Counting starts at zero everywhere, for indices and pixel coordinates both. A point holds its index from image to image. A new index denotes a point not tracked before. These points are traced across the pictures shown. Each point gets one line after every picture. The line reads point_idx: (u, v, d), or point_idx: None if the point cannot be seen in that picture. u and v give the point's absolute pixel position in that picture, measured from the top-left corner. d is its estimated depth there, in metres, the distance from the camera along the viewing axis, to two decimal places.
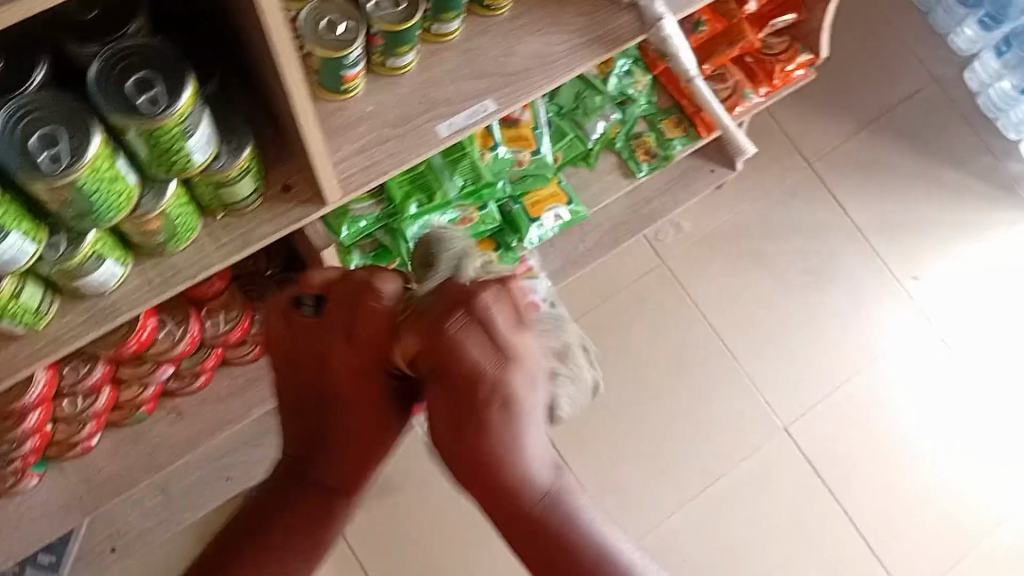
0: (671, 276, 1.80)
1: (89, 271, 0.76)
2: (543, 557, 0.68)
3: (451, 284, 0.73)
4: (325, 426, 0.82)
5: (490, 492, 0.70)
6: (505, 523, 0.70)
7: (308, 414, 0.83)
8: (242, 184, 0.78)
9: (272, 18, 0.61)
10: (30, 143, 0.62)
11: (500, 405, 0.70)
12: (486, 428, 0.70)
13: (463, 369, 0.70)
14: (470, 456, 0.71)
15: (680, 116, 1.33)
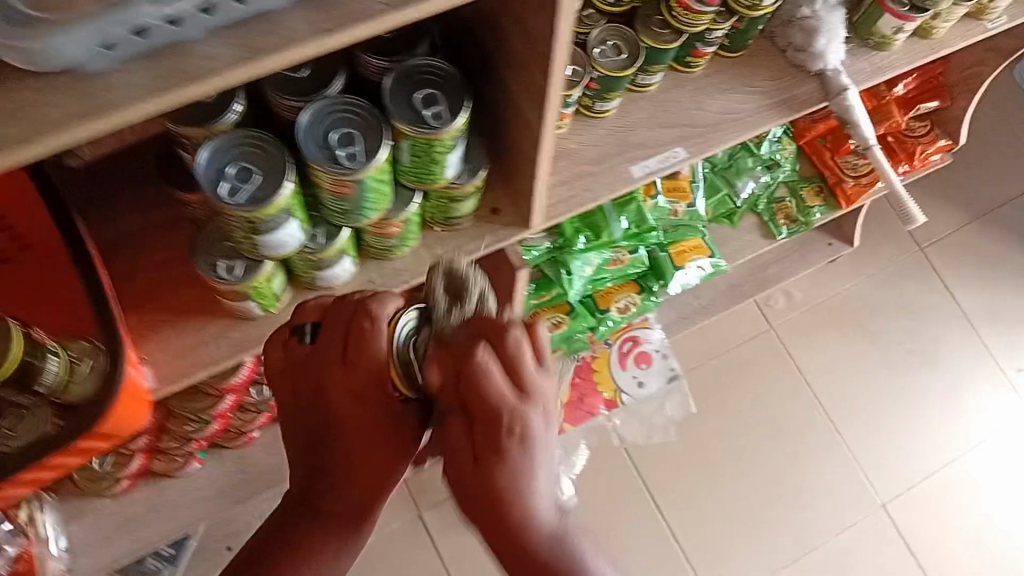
0: (778, 343, 1.80)
1: (331, 262, 0.84)
2: None
3: (480, 318, 0.67)
4: (328, 459, 0.74)
5: (493, 522, 0.66)
6: (505, 552, 0.66)
7: (319, 449, 0.74)
8: (469, 201, 0.88)
9: (560, 53, 0.68)
10: (330, 141, 0.70)
11: (517, 438, 0.64)
12: (495, 467, 0.65)
13: (483, 407, 0.64)
14: (479, 489, 0.65)
15: (821, 185, 1.37)
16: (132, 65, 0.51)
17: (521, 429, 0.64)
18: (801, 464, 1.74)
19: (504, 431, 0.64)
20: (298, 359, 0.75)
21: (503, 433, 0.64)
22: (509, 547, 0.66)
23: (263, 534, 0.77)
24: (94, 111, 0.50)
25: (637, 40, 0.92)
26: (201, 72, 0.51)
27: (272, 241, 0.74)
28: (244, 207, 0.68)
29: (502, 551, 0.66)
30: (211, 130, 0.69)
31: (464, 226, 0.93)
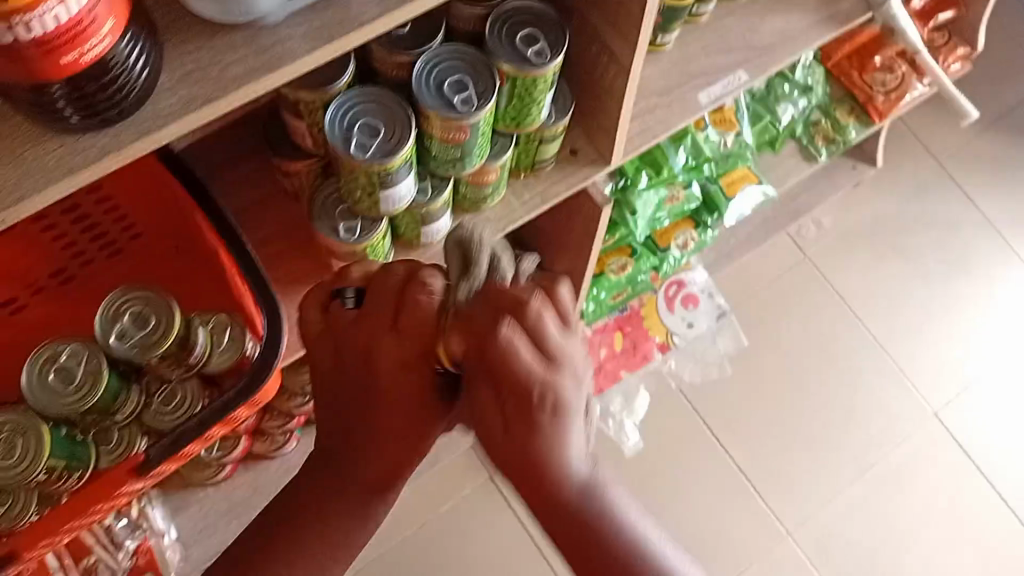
0: (816, 271, 1.82)
1: (435, 216, 0.87)
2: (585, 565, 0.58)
3: (493, 286, 0.60)
4: (364, 426, 0.66)
5: (529, 496, 0.59)
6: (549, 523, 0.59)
7: (346, 423, 0.67)
8: (553, 144, 0.90)
9: None
10: (444, 91, 0.73)
11: (548, 410, 0.57)
12: (526, 436, 0.58)
13: (507, 374, 0.57)
14: (512, 459, 0.59)
15: (853, 105, 1.39)
16: (299, 17, 0.53)
17: (551, 398, 0.57)
18: (852, 385, 1.75)
19: (537, 406, 0.57)
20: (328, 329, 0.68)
21: (532, 402, 0.57)
22: (550, 521, 0.59)
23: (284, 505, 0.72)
24: (270, 64, 0.52)
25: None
26: (364, 19, 0.53)
27: (390, 198, 0.76)
28: (369, 161, 0.71)
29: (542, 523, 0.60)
30: (331, 91, 0.72)
31: (547, 171, 0.95)
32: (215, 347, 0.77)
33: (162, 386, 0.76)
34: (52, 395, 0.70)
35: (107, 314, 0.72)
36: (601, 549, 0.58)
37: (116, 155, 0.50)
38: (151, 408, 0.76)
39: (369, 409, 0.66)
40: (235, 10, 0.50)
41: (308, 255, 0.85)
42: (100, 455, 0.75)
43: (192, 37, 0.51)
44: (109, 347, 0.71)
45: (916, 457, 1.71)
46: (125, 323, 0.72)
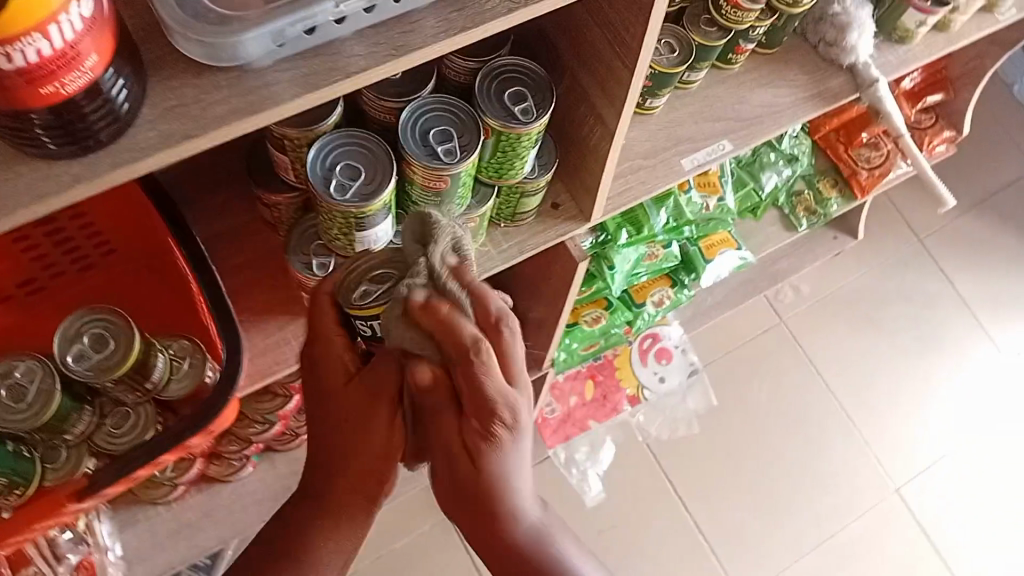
0: (789, 336, 1.83)
1: None
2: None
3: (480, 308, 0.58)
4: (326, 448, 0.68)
5: (482, 524, 0.62)
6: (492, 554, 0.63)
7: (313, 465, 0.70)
8: (534, 197, 0.91)
9: (645, 52, 0.72)
10: (428, 140, 0.73)
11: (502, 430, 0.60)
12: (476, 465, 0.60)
13: (474, 392, 0.58)
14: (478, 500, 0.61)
15: (835, 178, 1.42)
16: (286, 63, 0.53)
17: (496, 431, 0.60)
18: (817, 454, 1.75)
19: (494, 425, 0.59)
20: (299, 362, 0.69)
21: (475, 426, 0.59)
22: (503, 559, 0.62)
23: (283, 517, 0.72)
24: (254, 106, 0.52)
25: (687, 37, 0.96)
26: (352, 69, 0.54)
27: (366, 241, 0.76)
28: (347, 203, 0.71)
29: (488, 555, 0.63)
30: (315, 130, 0.72)
31: (528, 221, 0.96)
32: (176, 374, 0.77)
33: (116, 407, 0.76)
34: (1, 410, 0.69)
35: (68, 333, 0.71)
36: None
37: (87, 183, 0.49)
38: (101, 430, 0.76)
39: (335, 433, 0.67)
40: (223, 56, 0.51)
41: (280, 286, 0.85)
42: (45, 472, 0.74)
43: (177, 73, 0.52)
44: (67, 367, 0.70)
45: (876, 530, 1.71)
46: (84, 343, 0.71)
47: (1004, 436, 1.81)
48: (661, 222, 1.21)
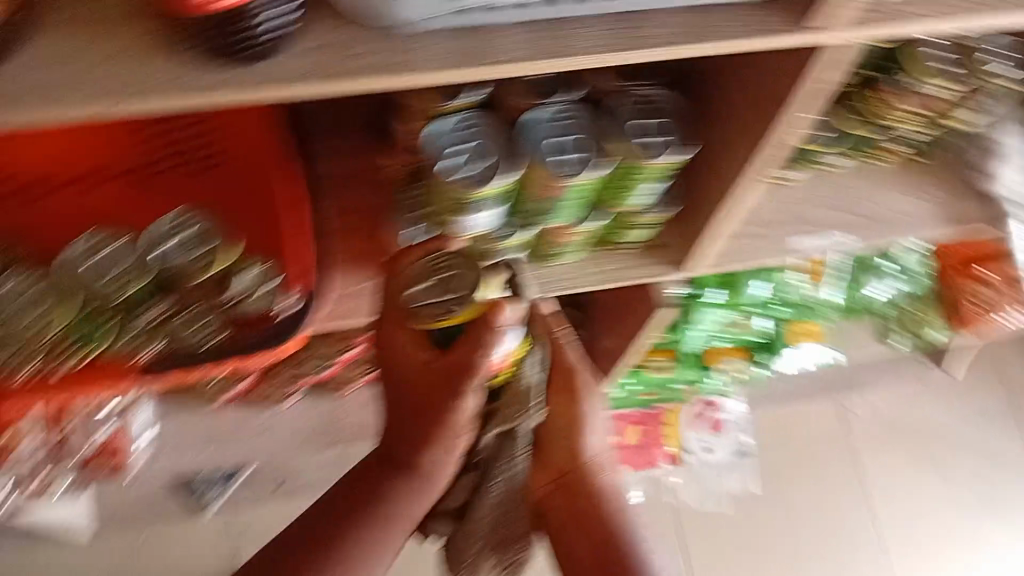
0: (850, 450, 1.75)
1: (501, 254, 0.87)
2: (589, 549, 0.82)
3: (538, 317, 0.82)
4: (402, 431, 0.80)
5: (565, 501, 0.85)
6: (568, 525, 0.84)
7: (403, 436, 0.80)
8: (640, 232, 0.89)
9: (789, 126, 0.68)
10: (552, 145, 0.73)
11: (586, 393, 0.86)
12: (563, 422, 0.85)
13: (559, 370, 0.85)
14: (562, 463, 0.86)
15: (947, 307, 1.34)
16: (441, 35, 0.55)
17: (580, 395, 0.85)
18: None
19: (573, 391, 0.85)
20: (387, 344, 0.79)
21: (566, 390, 0.85)
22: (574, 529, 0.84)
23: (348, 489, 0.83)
24: (399, 66, 0.53)
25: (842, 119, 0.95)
26: (500, 58, 0.55)
27: (461, 223, 0.77)
28: (456, 183, 0.71)
29: (567, 523, 0.85)
30: (442, 103, 0.73)
31: (627, 249, 0.95)
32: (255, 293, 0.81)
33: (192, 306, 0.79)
34: (91, 280, 0.73)
35: (169, 226, 0.76)
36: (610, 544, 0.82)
37: (224, 93, 0.51)
38: (175, 322, 0.78)
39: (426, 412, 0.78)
40: (379, 22, 0.53)
41: (368, 245, 0.85)
42: (114, 343, 0.77)
43: (339, 14, 0.54)
44: (160, 258, 0.75)
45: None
46: (183, 238, 0.76)
47: None
48: (756, 294, 1.18)
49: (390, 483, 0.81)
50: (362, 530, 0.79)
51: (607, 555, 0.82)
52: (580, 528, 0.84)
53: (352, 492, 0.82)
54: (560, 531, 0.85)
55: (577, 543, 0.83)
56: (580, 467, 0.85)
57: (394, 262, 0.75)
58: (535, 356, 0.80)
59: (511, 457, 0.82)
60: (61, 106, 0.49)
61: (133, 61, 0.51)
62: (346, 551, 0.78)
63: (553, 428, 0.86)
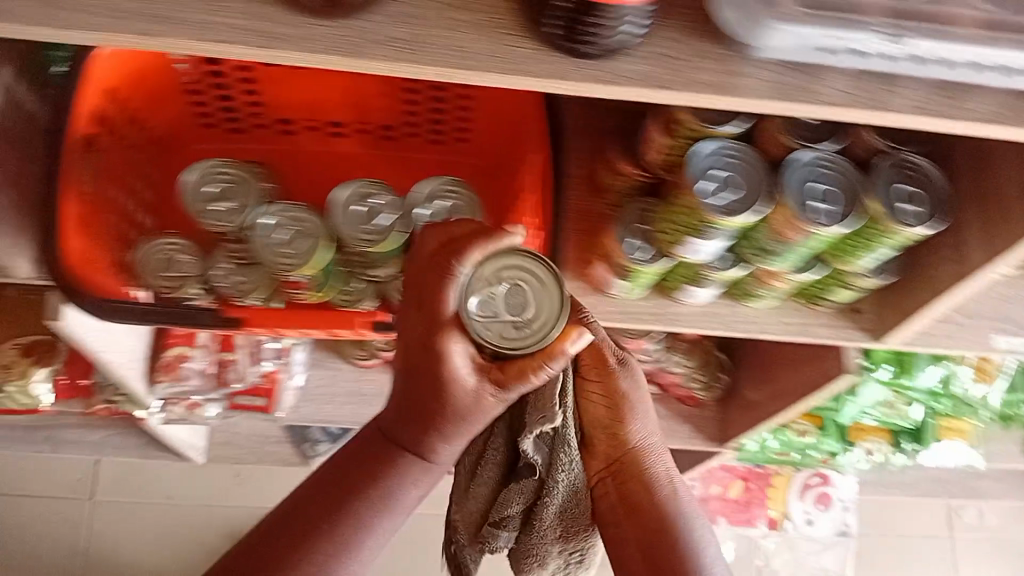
0: (950, 557, 1.69)
1: (704, 285, 0.87)
2: (645, 537, 0.77)
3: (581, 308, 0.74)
4: (405, 412, 0.66)
5: (619, 486, 0.79)
6: (620, 512, 0.79)
7: (405, 419, 0.67)
8: (846, 290, 0.89)
9: None
10: (810, 192, 0.73)
11: (626, 375, 0.78)
12: (603, 413, 0.79)
13: (596, 356, 0.78)
14: (611, 452, 0.80)
15: None
16: (771, 66, 0.57)
17: (620, 379, 0.78)
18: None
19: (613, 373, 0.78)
20: (407, 326, 0.65)
21: (602, 375, 0.78)
22: (627, 517, 0.78)
23: (339, 470, 0.71)
24: (728, 87, 0.56)
25: None
26: (823, 98, 0.56)
27: (691, 244, 0.78)
28: (709, 209, 0.72)
29: (616, 509, 0.79)
30: (714, 127, 0.74)
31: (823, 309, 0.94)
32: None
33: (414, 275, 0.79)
34: (350, 223, 0.75)
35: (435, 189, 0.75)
36: (665, 529, 0.77)
37: (568, 81, 0.55)
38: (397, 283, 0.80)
39: (438, 408, 0.64)
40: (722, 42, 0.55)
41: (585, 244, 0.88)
42: (336, 293, 0.80)
43: (683, 29, 0.56)
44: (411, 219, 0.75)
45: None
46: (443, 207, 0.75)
47: None
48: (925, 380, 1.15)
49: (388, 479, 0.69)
50: (355, 513, 0.70)
51: (659, 554, 0.75)
52: (631, 526, 0.78)
53: (344, 470, 0.71)
54: (611, 527, 0.79)
55: (627, 538, 0.78)
56: (626, 459, 0.79)
57: (437, 278, 0.63)
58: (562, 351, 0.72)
59: (569, 459, 0.77)
60: (424, 59, 0.53)
61: (490, 29, 0.54)
62: (331, 542, 0.69)
63: (594, 421, 0.79)
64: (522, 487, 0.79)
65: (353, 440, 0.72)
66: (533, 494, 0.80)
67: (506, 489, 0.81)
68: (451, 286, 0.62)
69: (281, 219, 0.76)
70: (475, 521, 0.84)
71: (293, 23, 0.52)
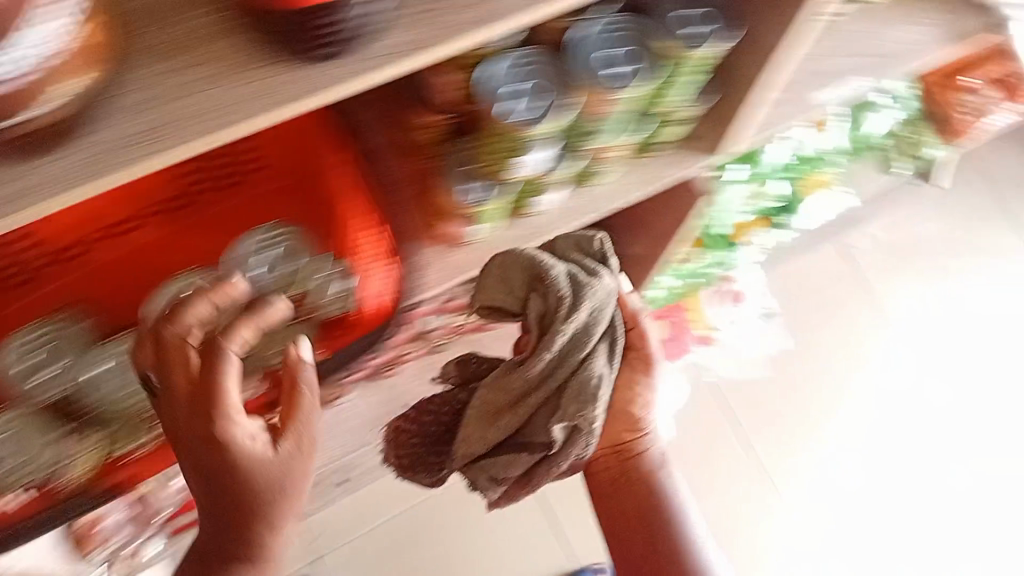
0: (863, 283, 1.80)
1: (548, 191, 0.87)
2: (641, 508, 0.90)
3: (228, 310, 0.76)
4: (230, 511, 0.63)
5: (623, 468, 0.91)
6: (630, 492, 0.90)
7: (216, 513, 0.63)
8: (676, 128, 0.90)
9: None
10: (598, 61, 0.73)
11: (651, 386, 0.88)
12: (636, 401, 0.88)
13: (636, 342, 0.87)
14: (622, 433, 0.91)
15: (938, 123, 1.42)
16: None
17: (650, 378, 0.89)
18: (912, 408, 1.72)
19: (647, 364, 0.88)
20: (175, 418, 0.60)
21: (649, 370, 0.89)
22: (628, 493, 0.90)
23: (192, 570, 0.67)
24: (482, 18, 0.53)
25: None
26: None
27: (518, 162, 0.78)
28: (517, 124, 0.71)
29: (616, 487, 0.91)
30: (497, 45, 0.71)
31: (665, 150, 0.95)
32: (602, 308, 0.77)
33: (553, 313, 0.77)
34: None
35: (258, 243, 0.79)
36: (662, 506, 0.90)
37: (330, 87, 0.50)
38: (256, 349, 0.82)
39: (255, 502, 0.62)
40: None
41: (405, 218, 0.88)
42: None
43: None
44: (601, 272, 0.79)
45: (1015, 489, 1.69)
46: (274, 252, 0.80)
47: None
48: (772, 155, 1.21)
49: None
50: None
51: (653, 523, 0.89)
52: (633, 512, 0.90)
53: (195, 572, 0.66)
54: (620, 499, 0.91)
55: (625, 500, 0.91)
56: (629, 445, 0.91)
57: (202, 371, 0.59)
58: (602, 348, 0.77)
59: (584, 442, 0.77)
60: (177, 139, 0.48)
61: (237, 72, 0.49)
62: None
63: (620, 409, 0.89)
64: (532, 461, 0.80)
65: (200, 540, 0.67)
66: (531, 463, 0.80)
67: (507, 454, 0.81)
68: (210, 352, 0.59)
69: (530, 259, 0.79)
70: (472, 463, 0.85)
71: (20, 175, 0.46)
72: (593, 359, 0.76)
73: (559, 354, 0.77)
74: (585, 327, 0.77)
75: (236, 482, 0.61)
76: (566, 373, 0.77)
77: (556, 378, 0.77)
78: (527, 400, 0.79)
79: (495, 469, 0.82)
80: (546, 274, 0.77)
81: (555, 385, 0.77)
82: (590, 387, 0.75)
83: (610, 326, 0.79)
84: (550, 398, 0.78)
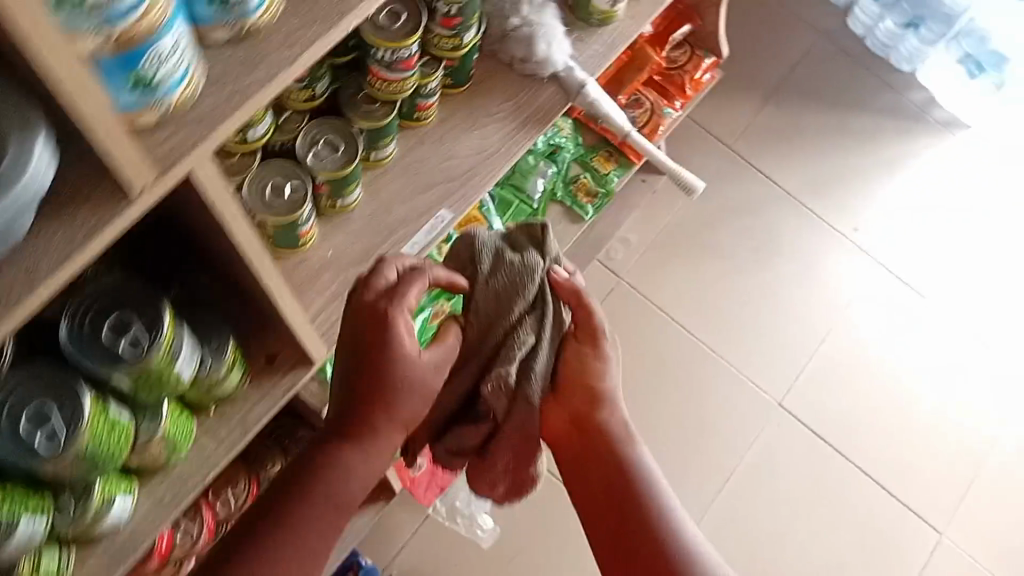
0: (633, 291, 1.78)
1: (104, 517, 0.72)
2: (610, 485, 0.88)
3: None
4: (370, 399, 0.80)
5: (584, 444, 0.91)
6: (592, 463, 0.90)
7: (348, 412, 0.81)
8: (231, 378, 0.77)
9: (224, 201, 0.59)
10: (23, 427, 0.63)
11: (605, 357, 0.93)
12: (591, 370, 0.92)
13: (583, 325, 0.94)
14: (587, 399, 0.92)
15: (608, 149, 1.34)
16: None
17: (601, 354, 0.93)
18: (720, 394, 1.75)
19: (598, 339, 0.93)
20: (349, 328, 0.82)
21: (596, 347, 0.93)
22: (591, 467, 0.90)
23: (294, 467, 0.82)
24: None
25: (352, 127, 0.81)
26: None
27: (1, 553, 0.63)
28: None
29: (584, 457, 0.91)
30: None
31: (243, 395, 0.81)
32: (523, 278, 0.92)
33: (489, 284, 0.92)
34: None
35: None
36: (629, 476, 0.88)
37: None
38: None
39: (390, 396, 0.80)
40: None
41: None
42: None
43: None
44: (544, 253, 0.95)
45: (926, 427, 1.78)
46: None
47: (882, 312, 1.84)
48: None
49: (350, 459, 0.81)
50: (309, 494, 0.80)
51: (621, 498, 0.87)
52: (601, 469, 0.89)
53: (299, 468, 0.81)
54: (581, 460, 0.91)
55: (592, 478, 0.90)
56: (591, 416, 0.91)
57: (398, 284, 0.81)
58: (528, 318, 0.92)
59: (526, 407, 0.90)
60: None
61: None
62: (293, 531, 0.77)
63: (580, 376, 0.92)
64: (476, 430, 0.95)
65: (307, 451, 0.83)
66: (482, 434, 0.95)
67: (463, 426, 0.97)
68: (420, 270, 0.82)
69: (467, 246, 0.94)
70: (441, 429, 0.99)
71: None
72: (519, 326, 0.92)
73: (486, 319, 0.92)
74: (512, 287, 0.92)
75: (383, 377, 0.80)
76: (495, 341, 0.92)
77: (491, 340, 0.92)
78: (467, 363, 0.94)
79: (456, 441, 0.98)
80: (475, 257, 0.93)
81: (488, 352, 0.93)
82: (514, 347, 0.91)
83: (538, 304, 0.93)
84: (486, 362, 0.93)
